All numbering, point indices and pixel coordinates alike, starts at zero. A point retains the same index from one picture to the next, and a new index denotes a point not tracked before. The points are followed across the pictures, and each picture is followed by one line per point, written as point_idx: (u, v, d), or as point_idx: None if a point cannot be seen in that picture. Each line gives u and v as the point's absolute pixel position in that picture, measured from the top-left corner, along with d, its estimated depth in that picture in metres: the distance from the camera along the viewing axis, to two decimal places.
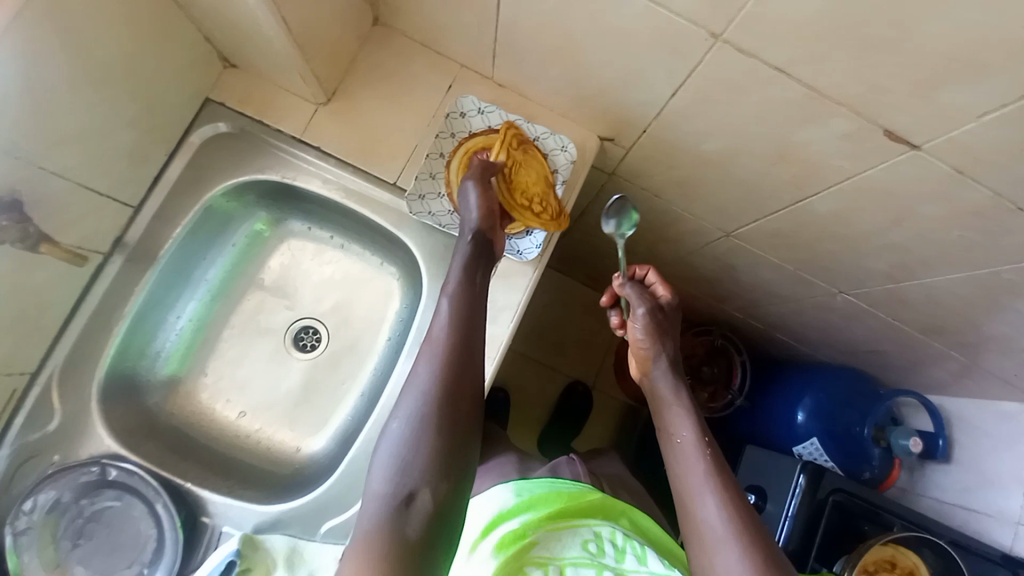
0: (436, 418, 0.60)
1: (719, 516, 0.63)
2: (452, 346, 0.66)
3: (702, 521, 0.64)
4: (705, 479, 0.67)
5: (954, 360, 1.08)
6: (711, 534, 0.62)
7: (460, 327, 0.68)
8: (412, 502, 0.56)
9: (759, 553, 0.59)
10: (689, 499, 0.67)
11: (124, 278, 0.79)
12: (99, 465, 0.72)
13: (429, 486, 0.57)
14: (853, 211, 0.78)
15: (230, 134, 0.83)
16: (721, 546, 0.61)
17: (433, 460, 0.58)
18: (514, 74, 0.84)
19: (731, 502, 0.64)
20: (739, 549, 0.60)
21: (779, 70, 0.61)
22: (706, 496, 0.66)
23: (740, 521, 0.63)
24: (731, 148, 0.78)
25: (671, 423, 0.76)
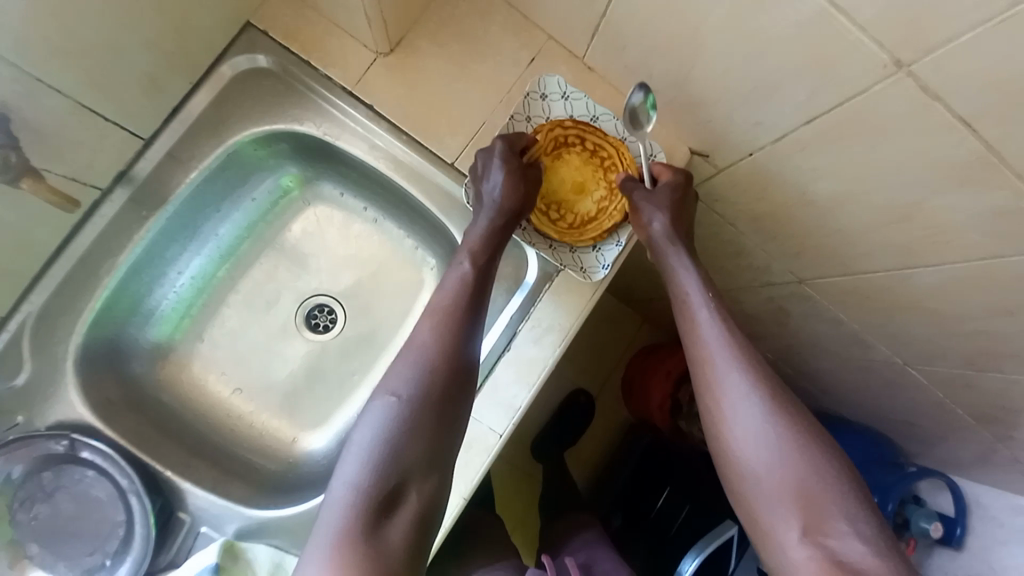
0: (428, 393, 0.58)
1: (749, 399, 0.59)
2: (442, 354, 0.60)
3: (729, 414, 0.60)
4: (731, 363, 0.61)
5: (998, 453, 0.96)
6: (740, 426, 0.59)
7: (450, 340, 0.60)
8: (395, 502, 0.54)
9: (792, 430, 0.58)
10: (704, 366, 0.62)
11: (122, 220, 0.68)
12: (69, 440, 0.64)
13: (418, 480, 0.55)
14: (962, 293, 0.67)
15: (269, 71, 0.70)
16: (756, 443, 0.58)
17: (421, 450, 0.56)
18: (612, 62, 0.71)
19: (759, 374, 0.60)
20: (773, 435, 0.57)
21: (961, 125, 0.48)
22: (730, 379, 0.60)
23: (770, 394, 0.59)
24: (842, 195, 0.64)
25: (680, 295, 0.66)
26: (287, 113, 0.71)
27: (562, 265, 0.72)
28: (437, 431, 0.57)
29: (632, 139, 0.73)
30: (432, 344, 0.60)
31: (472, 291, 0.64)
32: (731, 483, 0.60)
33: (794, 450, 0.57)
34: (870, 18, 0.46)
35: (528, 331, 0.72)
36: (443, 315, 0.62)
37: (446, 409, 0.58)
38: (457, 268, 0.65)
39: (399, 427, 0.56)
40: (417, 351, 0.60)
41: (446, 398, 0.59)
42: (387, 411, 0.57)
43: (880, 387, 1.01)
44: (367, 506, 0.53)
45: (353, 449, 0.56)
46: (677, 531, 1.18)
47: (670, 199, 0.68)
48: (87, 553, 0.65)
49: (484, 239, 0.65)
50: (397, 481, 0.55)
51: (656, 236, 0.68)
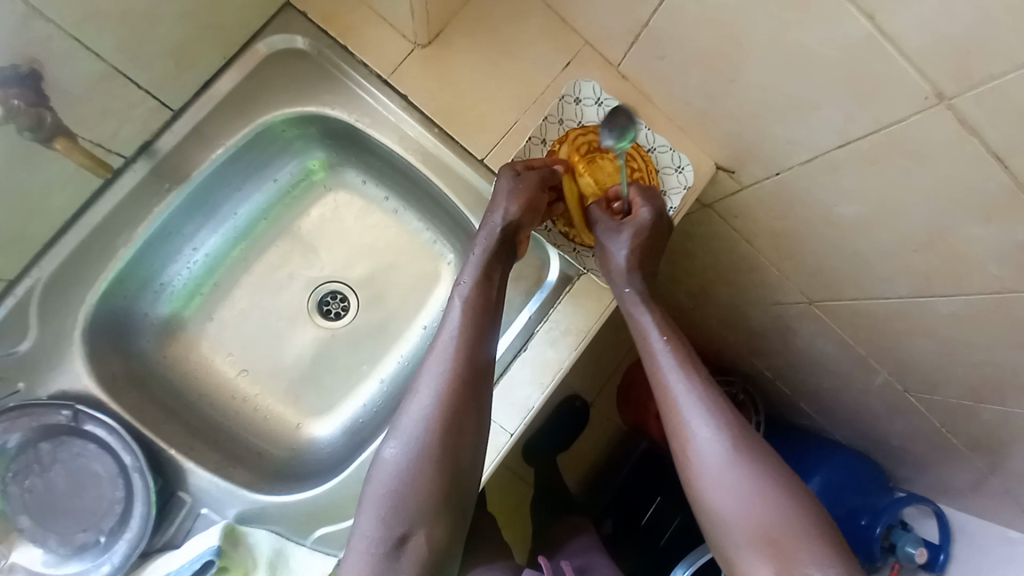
0: (432, 441, 0.57)
1: (713, 443, 0.60)
2: (444, 403, 0.59)
3: (694, 457, 0.61)
4: (692, 404, 0.62)
5: (988, 482, 0.98)
6: (704, 469, 0.60)
7: (458, 385, 0.59)
8: (404, 548, 0.56)
9: (757, 472, 0.58)
10: (668, 404, 0.64)
11: (143, 191, 0.68)
12: (71, 410, 0.63)
13: (423, 530, 0.56)
14: (976, 323, 0.68)
15: (304, 53, 0.69)
16: (720, 487, 0.59)
17: (427, 500, 0.57)
18: (647, 72, 0.71)
19: (722, 416, 0.61)
20: (737, 478, 0.58)
21: (992, 159, 0.50)
22: (693, 422, 0.61)
23: (734, 436, 0.60)
24: (867, 218, 0.65)
25: (640, 337, 0.68)
26: (318, 96, 0.70)
27: (584, 269, 0.73)
28: (444, 479, 0.57)
29: (660, 149, 0.74)
30: (433, 391, 0.59)
31: (472, 334, 0.62)
32: (703, 525, 0.61)
33: (760, 494, 0.57)
34: (917, 49, 0.47)
35: (546, 333, 0.72)
36: (445, 362, 0.60)
37: (449, 460, 0.58)
38: (454, 313, 0.63)
39: (404, 476, 0.57)
40: (419, 399, 0.60)
41: (456, 445, 0.58)
42: (392, 464, 0.58)
43: (880, 411, 1.03)
44: (378, 554, 0.56)
45: (366, 500, 0.58)
46: (665, 544, 1.18)
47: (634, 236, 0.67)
48: (81, 529, 0.64)
49: (482, 271, 0.65)
50: (404, 529, 0.56)
51: (615, 270, 0.69)
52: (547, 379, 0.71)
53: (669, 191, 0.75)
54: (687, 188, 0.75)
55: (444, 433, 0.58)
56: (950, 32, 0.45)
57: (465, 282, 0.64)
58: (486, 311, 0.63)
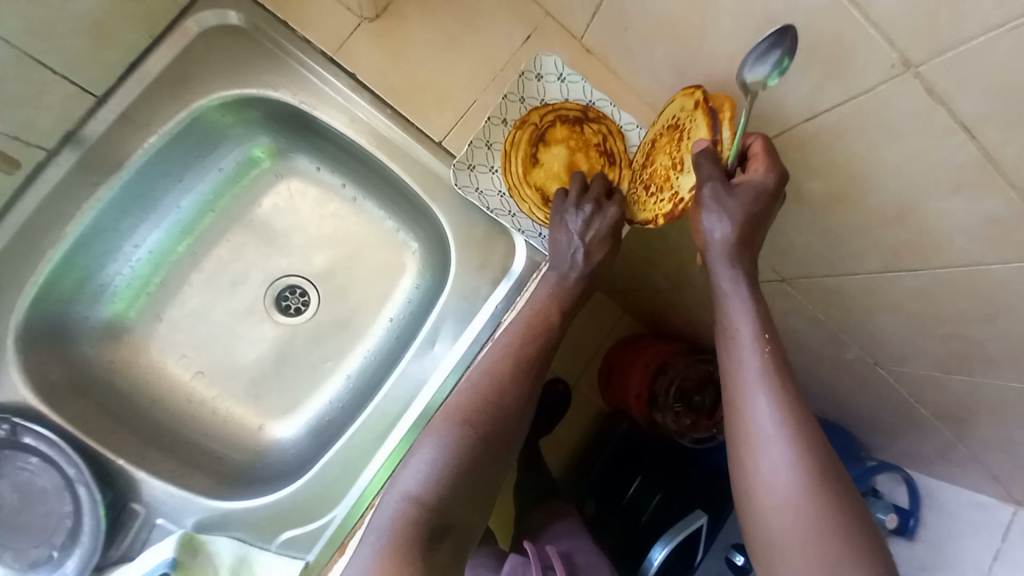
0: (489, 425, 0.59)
1: (784, 455, 0.52)
2: (508, 390, 0.60)
3: (762, 476, 0.52)
4: (770, 415, 0.53)
5: (955, 449, 1.00)
6: (769, 486, 0.52)
7: (518, 380, 0.61)
8: (442, 531, 0.54)
9: (833, 503, 0.50)
10: (738, 400, 0.55)
11: (71, 184, 0.63)
12: (9, 423, 0.59)
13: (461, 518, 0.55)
14: (943, 297, 0.67)
15: (240, 29, 0.64)
16: (786, 514, 0.51)
17: (469, 487, 0.56)
18: (612, 45, 0.67)
19: (800, 433, 0.52)
20: (801, 502, 0.50)
21: (962, 130, 0.48)
22: (768, 436, 0.53)
23: (814, 459, 0.52)
24: (836, 194, 0.63)
25: (727, 321, 0.58)
26: (258, 76, 0.65)
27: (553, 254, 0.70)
28: (495, 467, 0.58)
29: (629, 127, 0.70)
30: (499, 375, 0.61)
31: (537, 326, 0.64)
32: (751, 542, 0.54)
33: (832, 528, 0.49)
34: (886, 11, 0.45)
35: None
36: (512, 348, 0.62)
37: (500, 449, 0.59)
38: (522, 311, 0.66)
39: (456, 456, 0.56)
40: (488, 377, 0.61)
41: (505, 438, 0.60)
42: (453, 436, 0.57)
43: (852, 385, 1.04)
44: (410, 536, 0.52)
45: (410, 474, 0.56)
46: (647, 520, 1.17)
47: (747, 204, 0.54)
48: (33, 545, 0.62)
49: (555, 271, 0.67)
50: (449, 509, 0.55)
51: (714, 245, 0.58)
52: None
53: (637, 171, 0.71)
54: None
55: (502, 421, 0.59)
56: None
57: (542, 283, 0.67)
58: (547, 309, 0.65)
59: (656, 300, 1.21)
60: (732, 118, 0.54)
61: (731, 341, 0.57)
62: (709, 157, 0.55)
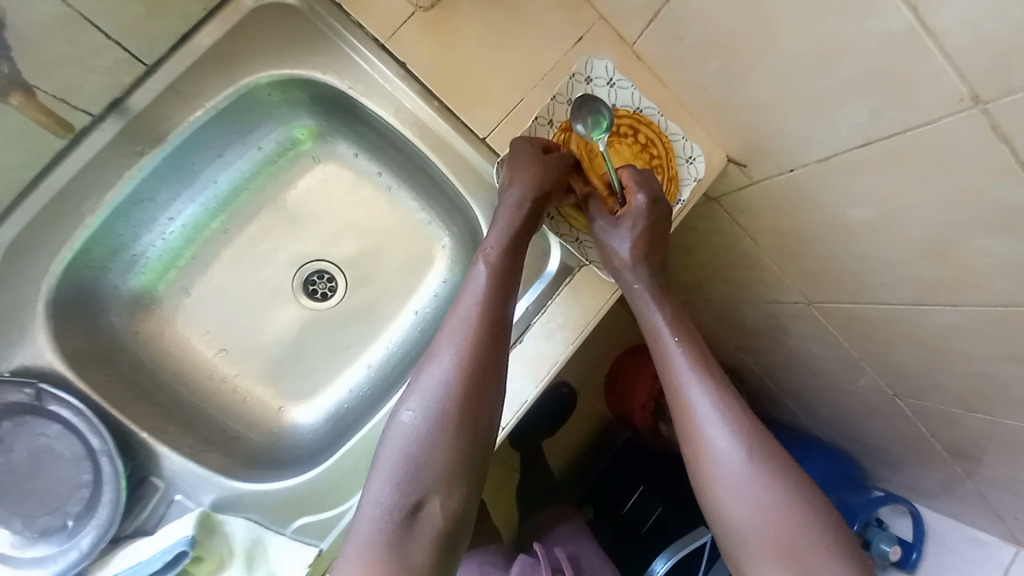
0: (454, 398, 0.54)
1: (730, 446, 0.56)
2: (466, 367, 0.55)
3: (709, 461, 0.56)
4: (708, 405, 0.58)
5: (962, 485, 1.00)
6: (717, 472, 0.56)
7: (480, 348, 0.56)
8: (417, 517, 0.51)
9: (781, 484, 0.54)
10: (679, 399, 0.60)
11: (114, 152, 0.63)
12: (35, 388, 0.60)
13: (441, 496, 0.51)
14: (975, 334, 0.67)
15: (293, 8, 0.62)
16: (734, 493, 0.54)
17: (446, 465, 0.52)
18: (664, 53, 0.66)
19: (738, 420, 0.57)
20: (756, 490, 0.54)
21: (1022, 170, 0.47)
22: (705, 424, 0.57)
23: (752, 442, 0.56)
24: (878, 223, 0.63)
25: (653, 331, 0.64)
26: (308, 59, 0.64)
27: (586, 260, 0.69)
28: (469, 441, 0.54)
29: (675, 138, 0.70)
30: (463, 346, 0.56)
31: (495, 298, 0.60)
32: (717, 534, 0.56)
33: (783, 500, 0.53)
34: (958, 45, 0.44)
35: (543, 326, 0.70)
36: (465, 326, 0.58)
37: (481, 410, 0.55)
38: (479, 277, 0.60)
39: (423, 438, 0.53)
40: (441, 358, 0.56)
41: (477, 408, 0.55)
42: (410, 425, 0.54)
43: (865, 414, 1.03)
44: (390, 525, 0.50)
45: (379, 465, 0.53)
46: (647, 532, 1.17)
47: (631, 228, 0.65)
48: (49, 512, 0.61)
49: (507, 233, 0.62)
50: (420, 495, 0.51)
51: (619, 263, 0.65)
52: (540, 374, 0.69)
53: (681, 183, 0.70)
54: (698, 181, 0.71)
55: (475, 388, 0.55)
56: (995, 31, 0.42)
57: (493, 242, 0.62)
58: (508, 275, 0.61)
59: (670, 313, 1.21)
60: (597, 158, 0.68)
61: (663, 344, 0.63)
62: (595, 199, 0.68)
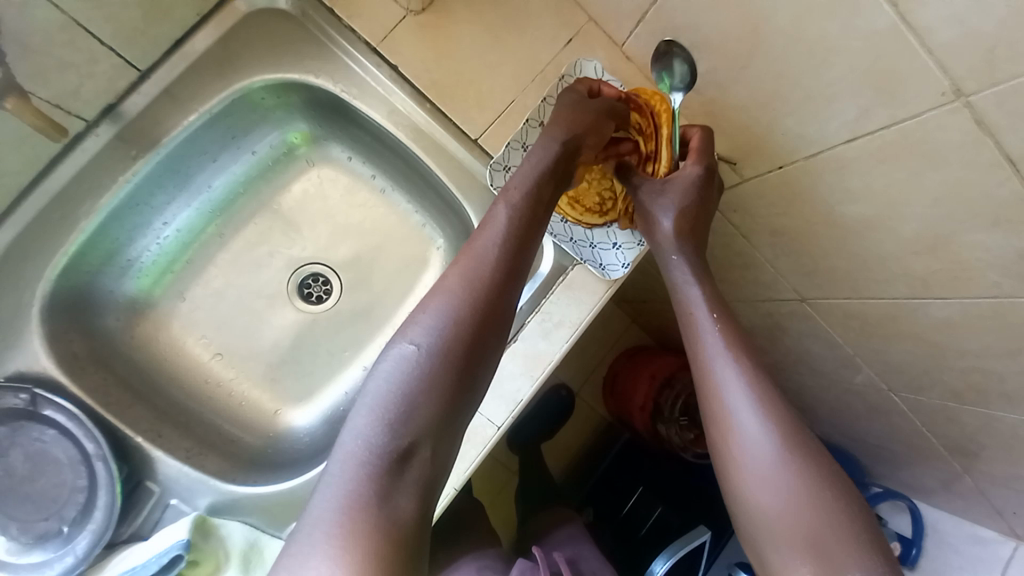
0: (460, 335, 0.49)
1: (763, 430, 0.53)
2: (471, 306, 0.50)
3: (738, 450, 0.53)
4: (739, 386, 0.55)
5: (961, 482, 1.00)
6: (746, 458, 0.53)
7: (490, 286, 0.51)
8: (406, 461, 0.45)
9: (812, 470, 0.51)
10: (709, 379, 0.57)
11: (110, 157, 0.63)
12: (30, 394, 0.60)
13: (433, 441, 0.46)
14: (968, 329, 0.67)
15: (286, 13, 0.64)
16: (764, 479, 0.52)
17: (440, 409, 0.47)
18: (655, 54, 0.67)
19: (773, 404, 0.54)
20: (786, 475, 0.51)
21: (1007, 163, 0.48)
22: (739, 408, 0.54)
23: (787, 426, 0.53)
24: (869, 219, 0.64)
25: (686, 307, 0.60)
26: (301, 63, 0.65)
27: (581, 259, 0.69)
28: (465, 385, 0.49)
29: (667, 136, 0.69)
30: (474, 281, 0.51)
31: (512, 235, 0.55)
32: (737, 518, 0.54)
33: (816, 487, 0.51)
34: (940, 40, 0.45)
35: (537, 325, 0.70)
36: (474, 265, 0.52)
37: (482, 351, 0.50)
38: (498, 214, 0.55)
39: (421, 375, 0.47)
40: (450, 292, 0.51)
41: (481, 349, 0.50)
42: (407, 360, 0.48)
43: (864, 411, 1.03)
44: (374, 463, 0.44)
45: (367, 398, 0.47)
46: (645, 534, 1.16)
47: (680, 199, 0.62)
48: (43, 518, 0.61)
49: (529, 175, 0.58)
50: (410, 437, 0.45)
51: (662, 238, 0.63)
52: (535, 374, 0.69)
53: None
54: None
55: (484, 329, 0.50)
56: (978, 26, 0.43)
57: (513, 184, 0.57)
58: (531, 218, 0.56)
59: (666, 313, 1.21)
60: (668, 137, 0.66)
61: (694, 324, 0.59)
62: (637, 167, 0.67)
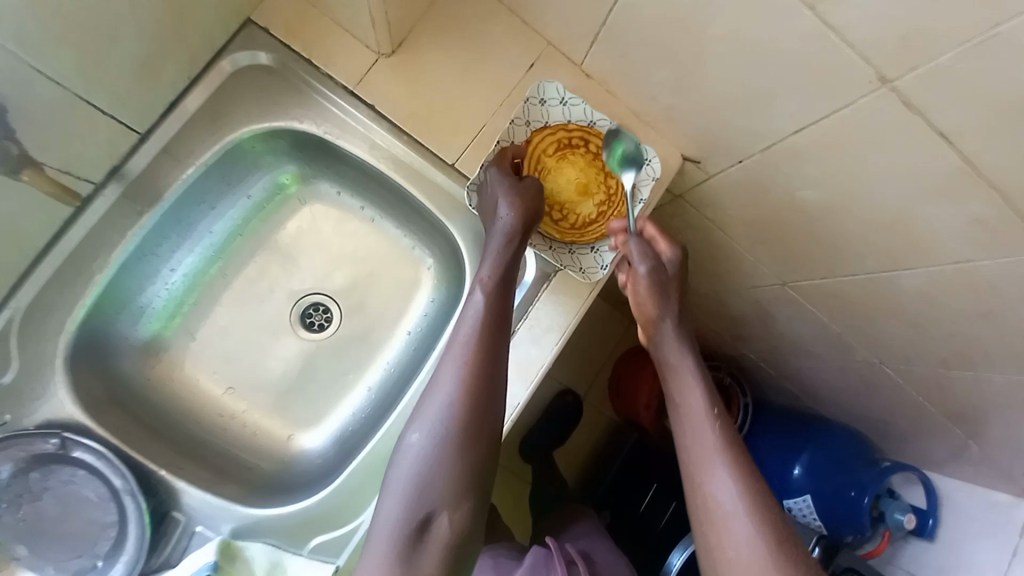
0: (461, 416, 0.58)
1: (732, 481, 0.58)
2: (468, 389, 0.59)
3: (711, 501, 0.58)
4: (711, 437, 0.61)
5: (968, 449, 1.01)
6: (718, 505, 0.57)
7: (479, 371, 0.60)
8: (428, 534, 0.55)
9: (774, 521, 0.56)
10: (684, 430, 0.63)
11: (118, 214, 0.69)
12: (59, 438, 0.64)
13: (448, 511, 0.56)
14: (940, 297, 0.70)
15: (269, 68, 0.70)
16: (733, 528, 0.56)
17: (453, 483, 0.56)
18: (612, 68, 0.72)
19: (738, 456, 0.60)
20: (752, 524, 0.55)
21: (941, 138, 0.52)
22: (712, 459, 0.60)
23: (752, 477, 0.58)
24: (828, 201, 0.67)
25: (668, 364, 0.68)
26: (287, 111, 0.71)
27: (561, 265, 0.74)
28: (472, 460, 0.57)
29: (627, 142, 0.74)
30: (464, 367, 0.60)
31: (491, 320, 0.63)
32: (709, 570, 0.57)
33: (779, 537, 0.55)
34: (859, 35, 0.50)
35: (528, 332, 0.74)
36: (466, 351, 0.61)
37: (483, 427, 0.59)
38: (476, 305, 0.64)
39: (430, 459, 0.57)
40: (446, 381, 0.60)
41: (481, 424, 0.59)
42: (416, 452, 0.57)
43: (864, 388, 1.05)
44: (401, 545, 0.54)
45: (390, 485, 0.57)
46: (664, 526, 1.20)
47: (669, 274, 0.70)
48: (77, 554, 0.65)
49: (499, 260, 0.66)
50: (428, 511, 0.55)
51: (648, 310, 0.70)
52: (529, 378, 0.73)
53: (640, 185, 0.75)
54: (656, 179, 0.75)
55: (481, 408, 0.59)
56: (889, 20, 0.47)
57: (485, 271, 0.66)
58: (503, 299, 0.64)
59: None
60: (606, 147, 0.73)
61: (674, 379, 0.67)
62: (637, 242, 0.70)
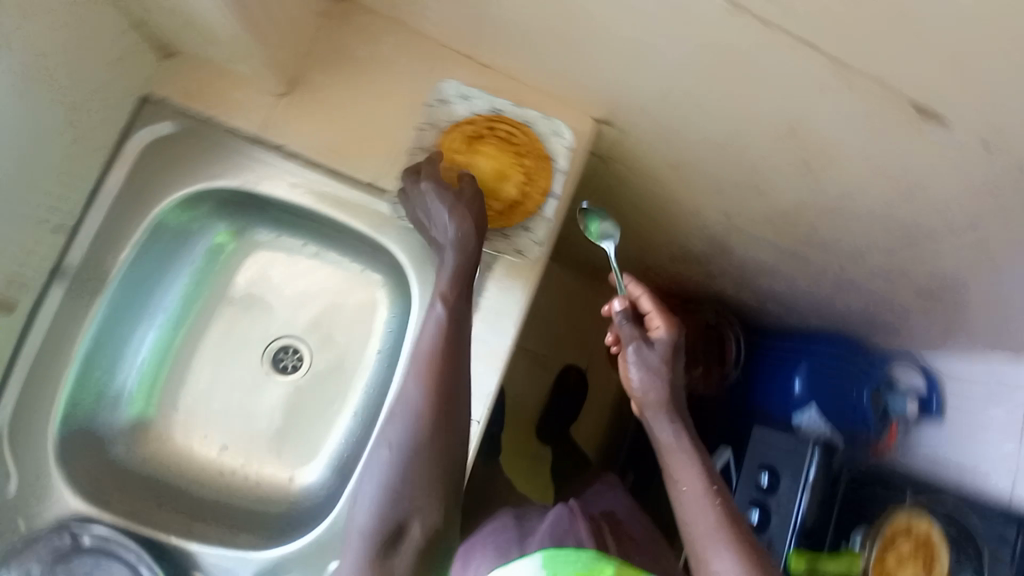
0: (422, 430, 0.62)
1: (731, 566, 0.57)
2: (430, 402, 0.62)
3: None
4: (709, 516, 0.61)
5: (954, 331, 1.01)
6: None
7: (439, 385, 0.63)
8: (400, 539, 0.59)
9: None
10: (683, 511, 0.63)
11: (70, 312, 0.71)
12: (71, 531, 0.68)
13: (418, 518, 0.59)
14: (864, 192, 0.71)
15: (175, 135, 0.73)
16: None
17: (421, 490, 0.60)
18: (498, 53, 0.74)
19: (738, 540, 0.59)
20: None
21: (801, 43, 0.52)
22: (713, 541, 0.60)
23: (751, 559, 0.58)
24: (731, 128, 0.69)
25: (665, 445, 0.68)
26: (203, 172, 0.73)
27: (499, 252, 0.76)
28: (437, 467, 0.61)
29: (535, 120, 0.77)
30: (426, 382, 0.63)
31: (448, 332, 0.66)
32: None
33: None
34: None
35: (486, 321, 0.76)
36: (426, 369, 0.64)
37: (447, 437, 0.62)
38: (431, 321, 0.66)
39: (398, 470, 0.60)
40: (409, 398, 0.63)
41: (445, 436, 0.62)
42: (385, 463, 0.61)
43: (836, 297, 1.06)
44: (372, 548, 0.59)
45: (362, 493, 0.62)
46: None
47: (659, 357, 0.69)
48: None
49: (450, 275, 0.67)
50: (399, 519, 0.59)
51: (639, 391, 0.69)
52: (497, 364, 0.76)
53: (557, 156, 0.77)
54: (571, 147, 0.78)
55: (444, 419, 0.62)
56: None
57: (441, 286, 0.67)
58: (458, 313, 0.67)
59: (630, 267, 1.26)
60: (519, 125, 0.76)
61: (671, 458, 0.67)
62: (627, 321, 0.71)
